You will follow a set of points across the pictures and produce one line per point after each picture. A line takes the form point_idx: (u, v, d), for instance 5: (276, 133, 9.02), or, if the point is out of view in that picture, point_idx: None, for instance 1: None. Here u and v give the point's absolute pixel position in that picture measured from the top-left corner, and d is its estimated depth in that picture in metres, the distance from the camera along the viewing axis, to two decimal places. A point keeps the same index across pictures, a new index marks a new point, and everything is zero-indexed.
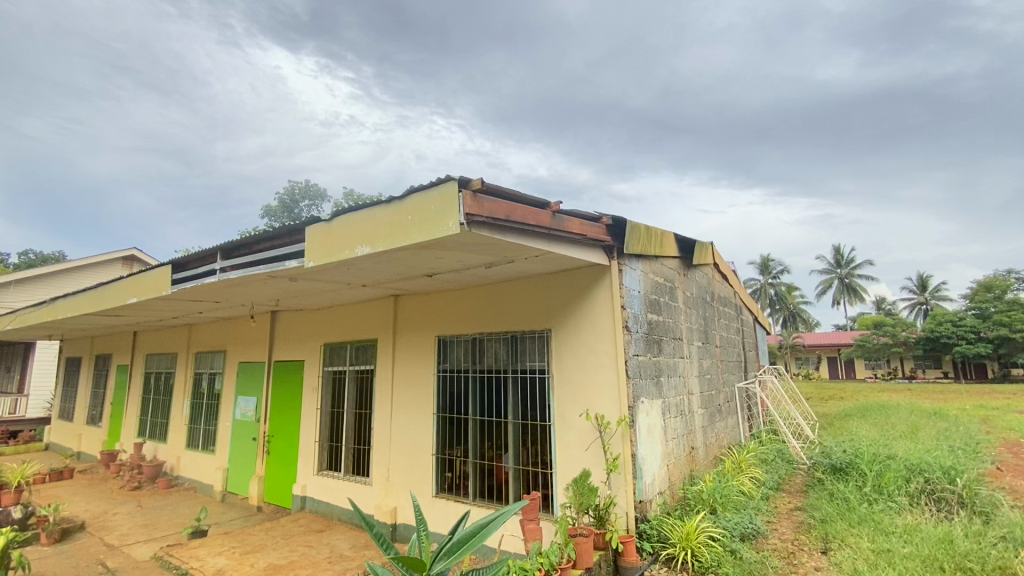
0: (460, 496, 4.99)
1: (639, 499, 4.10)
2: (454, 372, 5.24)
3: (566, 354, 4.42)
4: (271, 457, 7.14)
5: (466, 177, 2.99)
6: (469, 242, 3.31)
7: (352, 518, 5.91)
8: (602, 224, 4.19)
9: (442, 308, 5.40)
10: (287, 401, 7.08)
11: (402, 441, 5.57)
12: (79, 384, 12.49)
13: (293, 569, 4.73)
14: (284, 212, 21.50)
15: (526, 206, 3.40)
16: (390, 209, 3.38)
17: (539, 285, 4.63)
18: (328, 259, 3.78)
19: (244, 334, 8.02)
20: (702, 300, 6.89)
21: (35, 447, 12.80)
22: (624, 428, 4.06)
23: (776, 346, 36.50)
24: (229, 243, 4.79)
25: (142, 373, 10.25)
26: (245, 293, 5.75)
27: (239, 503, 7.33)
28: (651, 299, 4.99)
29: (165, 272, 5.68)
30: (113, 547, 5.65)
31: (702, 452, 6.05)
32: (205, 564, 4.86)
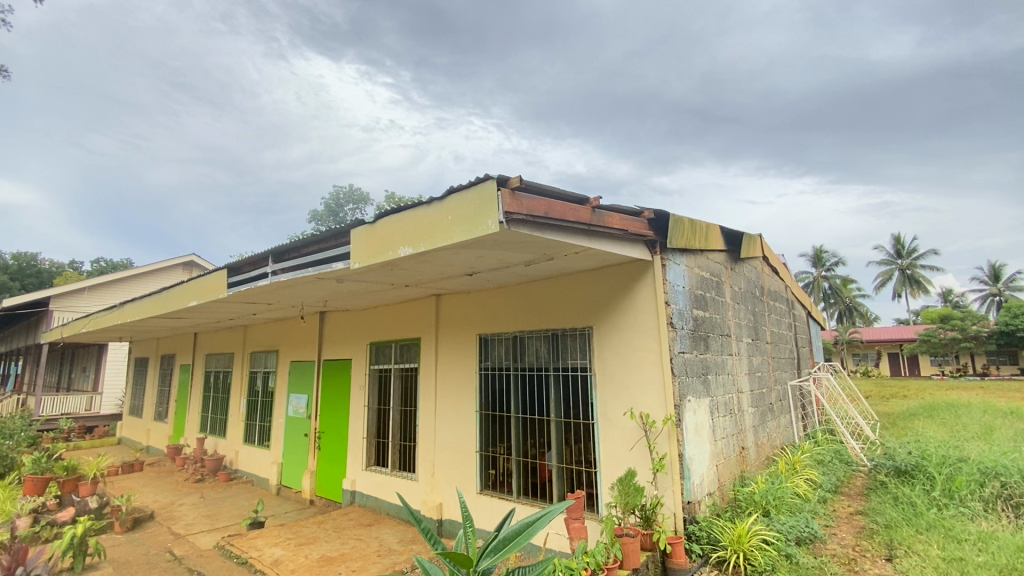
0: (505, 493, 5.01)
1: (687, 499, 3.99)
2: (496, 370, 5.27)
3: (609, 352, 4.36)
4: (322, 453, 7.41)
5: (504, 175, 2.99)
6: (509, 240, 3.31)
7: (400, 513, 6.05)
8: (644, 219, 4.10)
9: (482, 307, 5.44)
10: (335, 398, 7.32)
11: (446, 438, 5.64)
12: (147, 383, 13.33)
13: (345, 561, 4.89)
14: (330, 216, 22.23)
15: (566, 202, 3.36)
16: (432, 210, 3.42)
17: (580, 282, 4.58)
18: (373, 260, 3.87)
19: (295, 334, 8.35)
20: (751, 294, 6.65)
21: (109, 441, 13.77)
22: (670, 428, 3.95)
23: (831, 342, 34.78)
24: (280, 246, 4.98)
25: (203, 372, 10.85)
26: (295, 294, 5.97)
27: (293, 497, 7.65)
28: (696, 294, 4.85)
29: (221, 275, 5.97)
30: (179, 535, 6.02)
31: (753, 452, 5.84)
32: (263, 554, 5.10)
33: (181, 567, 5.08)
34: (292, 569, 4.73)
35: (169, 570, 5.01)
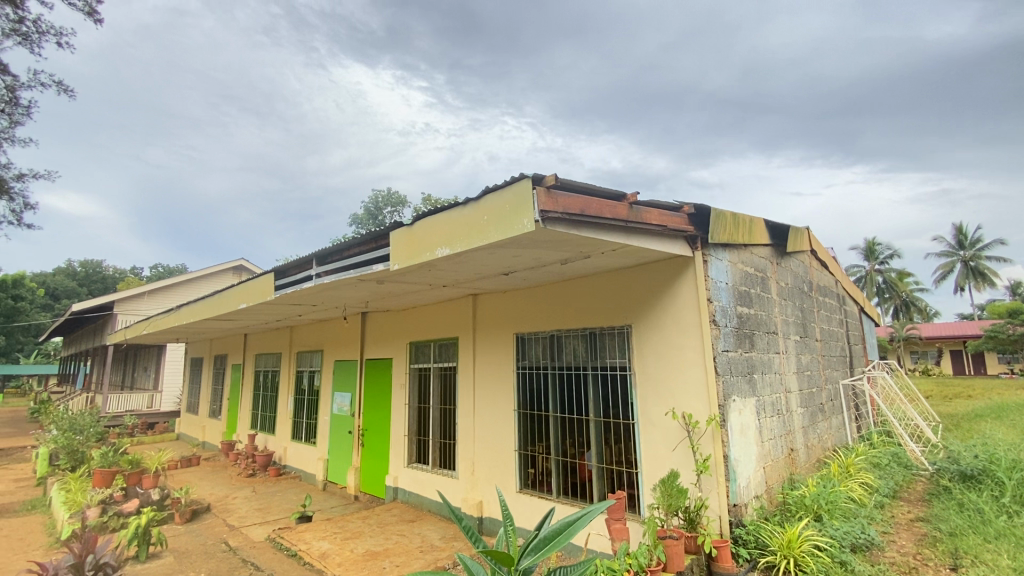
0: (544, 493, 5.00)
1: (733, 502, 3.87)
2: (533, 369, 5.27)
3: (649, 351, 4.28)
4: (365, 450, 7.60)
5: (540, 174, 2.97)
6: (545, 239, 3.30)
7: (442, 510, 6.13)
8: (684, 214, 4.00)
9: (519, 306, 5.44)
10: (377, 397, 7.50)
11: (485, 437, 5.68)
12: (202, 382, 14.03)
13: (389, 555, 5.00)
14: (370, 220, 22.78)
15: (602, 199, 3.32)
16: (467, 211, 3.45)
17: (619, 279, 4.52)
18: (411, 262, 3.94)
19: (338, 334, 8.60)
20: (798, 290, 6.39)
21: (169, 437, 14.58)
22: (714, 428, 3.85)
23: (887, 339, 32.98)
24: (323, 250, 5.14)
25: (253, 372, 11.33)
26: (338, 296, 6.14)
27: (338, 492, 7.89)
28: (740, 290, 4.69)
29: (268, 278, 6.21)
30: (234, 527, 6.32)
31: (803, 454, 5.61)
32: (311, 547, 5.28)
33: (236, 557, 5.32)
34: (339, 563, 4.87)
35: (225, 560, 5.26)
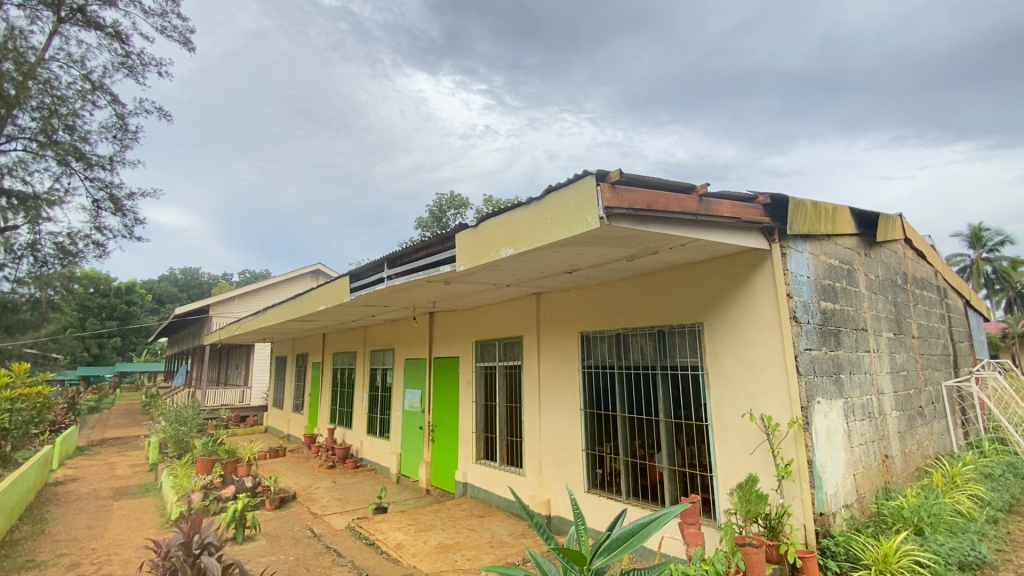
0: (613, 494, 4.94)
1: (820, 511, 3.61)
2: (599, 368, 5.20)
3: (723, 349, 4.10)
4: (435, 446, 7.84)
5: (604, 170, 2.93)
6: (610, 236, 3.24)
7: (511, 507, 6.20)
8: (758, 204, 3.79)
9: (584, 305, 5.39)
10: (446, 394, 7.71)
11: (551, 435, 5.69)
12: (286, 379, 15.06)
13: (461, 549, 5.14)
14: (435, 223, 23.44)
15: (669, 192, 3.21)
16: (531, 211, 3.48)
17: (688, 275, 4.36)
18: (476, 263, 4.03)
19: (408, 333, 8.91)
20: (891, 283, 5.86)
21: (258, 429, 15.78)
22: (797, 431, 3.62)
23: (998, 336, 29.52)
24: (393, 252, 5.35)
25: (331, 369, 12.01)
26: (407, 297, 6.37)
27: (411, 485, 8.20)
28: (824, 284, 4.38)
29: (344, 281, 6.56)
30: (318, 515, 6.75)
31: (899, 462, 5.15)
32: (387, 537, 5.55)
33: (319, 543, 5.67)
34: (413, 554, 5.07)
35: (311, 545, 5.62)
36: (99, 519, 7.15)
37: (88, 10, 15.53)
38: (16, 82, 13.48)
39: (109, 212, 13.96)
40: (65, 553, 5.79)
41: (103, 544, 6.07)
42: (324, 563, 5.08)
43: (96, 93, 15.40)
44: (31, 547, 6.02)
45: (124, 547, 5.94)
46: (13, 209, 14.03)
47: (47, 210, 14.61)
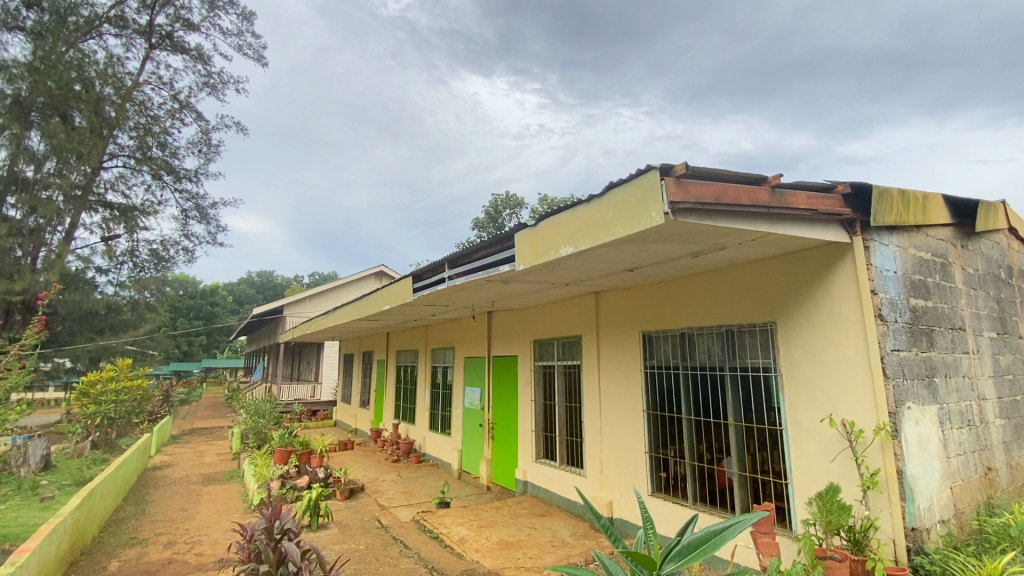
0: (679, 498, 4.80)
1: (912, 525, 3.30)
2: (663, 369, 5.06)
3: (799, 350, 3.86)
4: (495, 443, 7.92)
5: (668, 163, 2.83)
6: (675, 231, 3.14)
7: (572, 507, 6.17)
8: (837, 194, 3.54)
9: (646, 303, 5.27)
10: (505, 393, 7.77)
11: (612, 436, 5.60)
12: (353, 376, 15.75)
13: (523, 547, 5.16)
14: (490, 224, 23.70)
15: (739, 184, 3.06)
16: (591, 207, 3.44)
17: (759, 272, 4.15)
18: (536, 261, 4.02)
19: (467, 332, 9.06)
20: (993, 277, 5.29)
21: (329, 423, 16.63)
22: (884, 439, 3.33)
23: None
24: (454, 253, 5.46)
25: (395, 366, 12.43)
26: (467, 296, 6.47)
27: (472, 481, 8.34)
28: (913, 280, 4.02)
29: (406, 282, 6.78)
30: (385, 507, 7.01)
31: (1005, 476, 4.64)
32: (451, 531, 5.68)
33: (387, 534, 5.89)
34: (476, 549, 5.16)
35: (378, 536, 5.84)
36: (191, 502, 7.81)
37: (175, 35, 17.08)
38: (116, 104, 15.12)
39: (196, 221, 15.20)
40: (163, 532, 6.37)
41: (195, 526, 6.62)
42: (392, 554, 5.27)
43: (184, 112, 16.89)
44: (135, 525, 6.67)
45: (213, 529, 6.46)
46: (115, 219, 15.70)
47: (143, 220, 16.18)
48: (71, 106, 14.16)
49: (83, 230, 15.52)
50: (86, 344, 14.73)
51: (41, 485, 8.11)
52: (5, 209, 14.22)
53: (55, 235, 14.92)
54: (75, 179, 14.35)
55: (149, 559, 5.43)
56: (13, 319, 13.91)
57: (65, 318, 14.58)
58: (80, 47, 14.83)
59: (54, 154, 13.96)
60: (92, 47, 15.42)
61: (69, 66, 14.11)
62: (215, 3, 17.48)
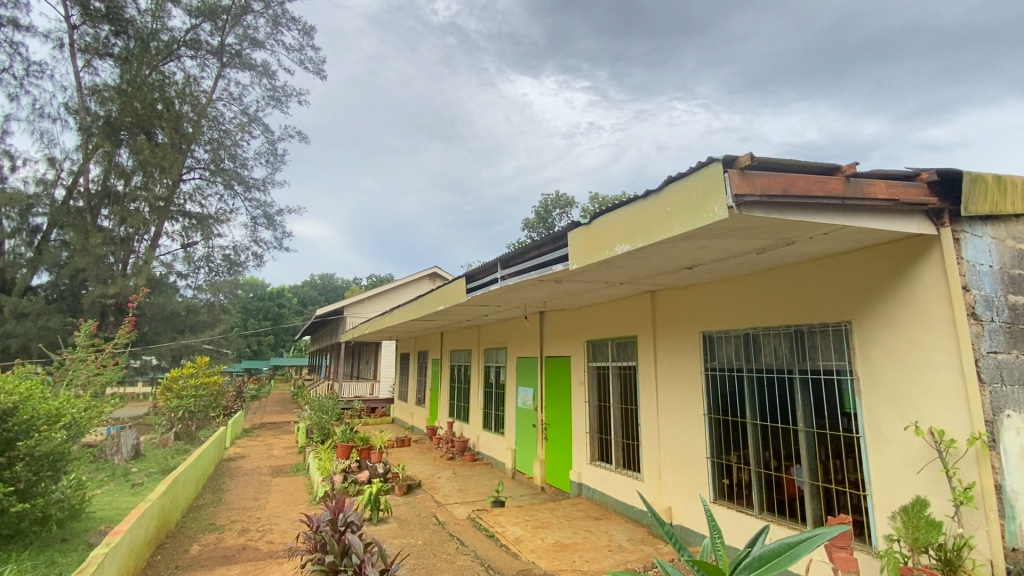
0: (744, 507, 4.59)
1: (1013, 546, 2.96)
2: (725, 371, 4.86)
3: (879, 352, 3.59)
4: (549, 444, 7.88)
5: (732, 155, 2.70)
6: (739, 226, 3.00)
7: (628, 511, 6.04)
8: (921, 182, 3.27)
9: (705, 303, 5.08)
10: (558, 393, 7.72)
11: (671, 440, 5.43)
12: (409, 374, 16.18)
13: (579, 549, 5.11)
14: (540, 224, 23.69)
15: (810, 174, 2.89)
16: (648, 204, 3.34)
17: (833, 268, 3.89)
18: (590, 260, 3.95)
19: (520, 332, 9.07)
20: None
21: (387, 420, 17.17)
22: (979, 450, 3.02)
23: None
24: (507, 253, 5.47)
25: (449, 366, 12.67)
26: (519, 297, 6.48)
27: (526, 481, 8.34)
28: (1012, 275, 3.63)
29: (460, 283, 6.87)
30: (441, 503, 7.14)
31: None
32: (506, 531, 5.70)
33: (444, 531, 5.99)
34: (532, 550, 5.15)
35: (436, 532, 5.95)
36: (262, 492, 8.28)
37: (243, 54, 18.20)
38: (193, 121, 16.34)
39: (264, 227, 16.14)
40: (238, 520, 6.78)
41: (266, 515, 7.01)
42: (449, 550, 5.35)
43: (252, 125, 18.01)
44: (213, 512, 7.16)
45: (282, 519, 6.81)
46: (193, 227, 16.93)
47: (217, 227, 17.35)
48: (155, 124, 15.50)
49: (166, 238, 16.81)
50: (169, 342, 15.97)
51: (132, 472, 8.88)
52: (100, 220, 15.66)
53: (142, 243, 16.24)
54: (158, 192, 15.62)
55: (225, 545, 5.80)
56: (108, 320, 15.28)
57: (151, 319, 15.84)
58: (161, 70, 16.20)
59: (141, 168, 15.31)
60: (172, 70, 16.76)
61: (153, 88, 15.43)
62: (279, 21, 18.51)
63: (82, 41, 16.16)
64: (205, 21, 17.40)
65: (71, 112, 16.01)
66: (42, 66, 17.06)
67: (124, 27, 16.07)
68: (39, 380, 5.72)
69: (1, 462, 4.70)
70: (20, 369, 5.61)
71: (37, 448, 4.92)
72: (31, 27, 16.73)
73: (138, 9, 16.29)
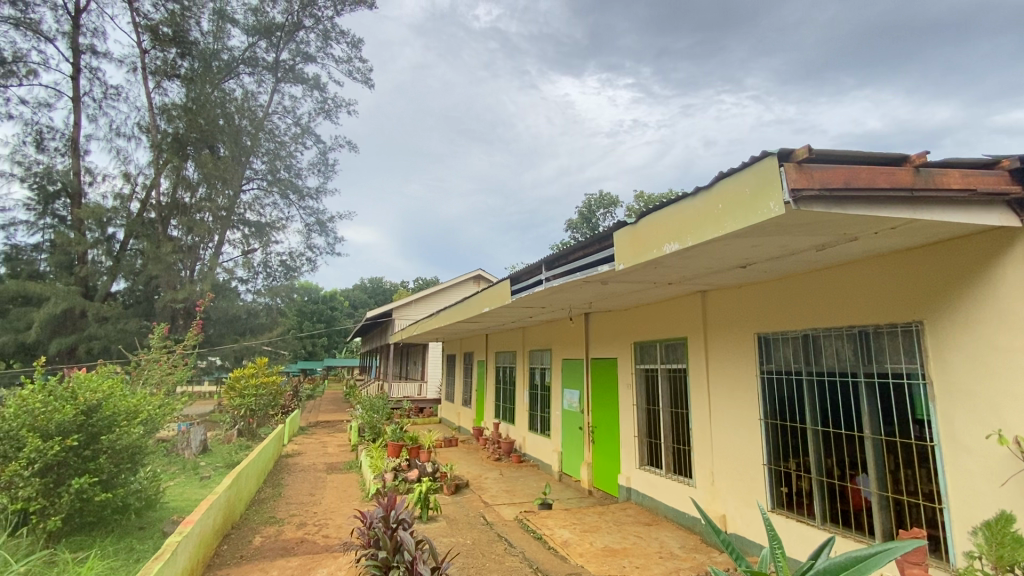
0: (805, 517, 4.39)
1: None
2: (782, 373, 4.66)
3: (954, 353, 3.33)
4: (597, 447, 7.79)
5: (788, 148, 2.59)
6: (797, 223, 2.86)
7: (680, 518, 5.87)
8: (1001, 170, 3.02)
9: (760, 303, 4.88)
10: (605, 395, 7.62)
11: (724, 444, 5.25)
12: (456, 376, 16.41)
13: (629, 555, 5.02)
14: (584, 224, 23.48)
15: (874, 165, 2.74)
16: (698, 201, 3.25)
17: (900, 266, 3.65)
18: (638, 261, 3.88)
19: (565, 333, 9.01)
20: None
21: (435, 420, 17.47)
22: None
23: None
24: (552, 255, 5.45)
25: (494, 367, 12.77)
26: (565, 298, 6.44)
27: (574, 484, 8.27)
28: None
29: (505, 285, 6.91)
30: (489, 504, 7.18)
31: None
32: (554, 534, 5.67)
33: (492, 531, 6.03)
34: (581, 553, 5.10)
35: (484, 532, 6.01)
36: (318, 488, 8.63)
37: (296, 68, 19.07)
38: (251, 134, 17.27)
39: (317, 233, 16.83)
40: (296, 514, 7.09)
41: (322, 510, 7.29)
42: (497, 551, 5.38)
43: (305, 136, 18.85)
44: (273, 505, 7.52)
45: (337, 514, 7.07)
46: (253, 235, 17.86)
47: (274, 234, 18.24)
48: (217, 138, 16.49)
49: (228, 245, 17.83)
50: (232, 344, 16.89)
51: (200, 466, 9.47)
52: (169, 230, 16.81)
53: (207, 250, 17.26)
54: (220, 202, 16.61)
55: (285, 537, 6.08)
56: (178, 323, 16.37)
57: (216, 322, 16.83)
58: (222, 87, 17.23)
59: (205, 181, 16.33)
60: (232, 86, 17.79)
61: (215, 105, 16.45)
62: (329, 35, 19.27)
63: (153, 64, 17.40)
64: (261, 39, 18.37)
65: (144, 130, 17.31)
66: (119, 89, 18.51)
67: (189, 49, 17.17)
68: (119, 378, 6.20)
69: (87, 454, 5.11)
70: (103, 368, 6.10)
71: (117, 441, 5.34)
72: (108, 53, 18.19)
73: (201, 31, 17.40)
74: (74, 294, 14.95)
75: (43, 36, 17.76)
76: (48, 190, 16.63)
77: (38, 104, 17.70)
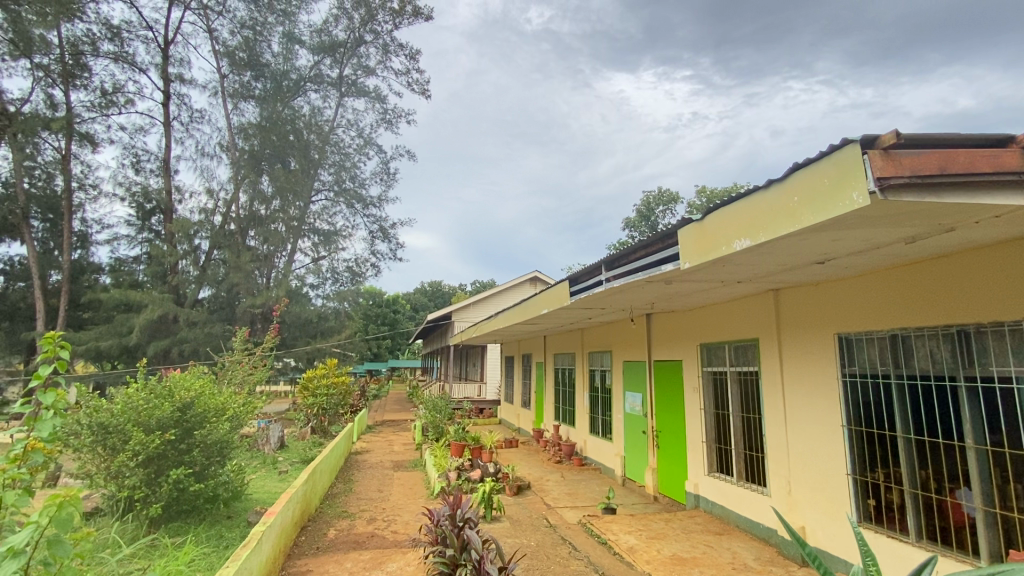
0: (897, 533, 4.04)
1: None
2: (866, 377, 4.33)
3: None
4: (661, 451, 7.56)
5: (871, 135, 2.40)
6: (885, 214, 2.65)
7: (754, 528, 5.59)
8: None
9: (839, 302, 4.57)
10: (670, 398, 7.39)
11: (802, 452, 4.94)
12: (515, 377, 16.51)
13: (699, 565, 4.84)
14: (642, 222, 22.97)
15: (972, 149, 2.49)
16: (770, 194, 3.09)
17: (1004, 258, 3.29)
18: (704, 259, 3.74)
19: (626, 335, 8.84)
20: None
21: (495, 421, 17.67)
22: None
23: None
24: (612, 255, 5.38)
25: (553, 368, 12.74)
26: (626, 299, 6.32)
27: (637, 490, 8.08)
28: None
29: (563, 287, 6.89)
30: (551, 506, 7.16)
31: None
32: (620, 539, 5.56)
33: (555, 534, 6.01)
34: (648, 561, 4.96)
35: (548, 534, 5.99)
36: (385, 485, 8.97)
37: (358, 82, 19.97)
38: (318, 147, 18.29)
39: (381, 239, 17.52)
40: (366, 509, 7.39)
41: (390, 506, 7.56)
42: (562, 554, 5.35)
43: (368, 147, 19.75)
44: (345, 500, 7.91)
45: (405, 510, 7.31)
46: (322, 242, 18.87)
47: (341, 242, 19.19)
48: (288, 152, 17.66)
49: (300, 253, 18.92)
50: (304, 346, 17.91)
51: (278, 461, 10.11)
52: (247, 240, 18.07)
53: (282, 258, 18.37)
54: (292, 213, 17.76)
55: (356, 531, 6.36)
56: (257, 327, 17.59)
57: (290, 326, 17.91)
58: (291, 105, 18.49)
59: (278, 194, 17.48)
60: (301, 104, 19.02)
61: (286, 122, 17.69)
62: (388, 49, 20.09)
63: (231, 88, 18.79)
64: (325, 56, 19.42)
65: (225, 149, 18.75)
66: (202, 113, 20.18)
67: (262, 71, 18.38)
68: (208, 378, 6.72)
69: (181, 448, 5.58)
70: (195, 368, 6.65)
71: (209, 435, 5.79)
72: (193, 80, 19.88)
73: (271, 53, 18.67)
74: (168, 300, 16.45)
75: (138, 68, 19.69)
76: (146, 208, 18.56)
77: (135, 130, 19.64)
